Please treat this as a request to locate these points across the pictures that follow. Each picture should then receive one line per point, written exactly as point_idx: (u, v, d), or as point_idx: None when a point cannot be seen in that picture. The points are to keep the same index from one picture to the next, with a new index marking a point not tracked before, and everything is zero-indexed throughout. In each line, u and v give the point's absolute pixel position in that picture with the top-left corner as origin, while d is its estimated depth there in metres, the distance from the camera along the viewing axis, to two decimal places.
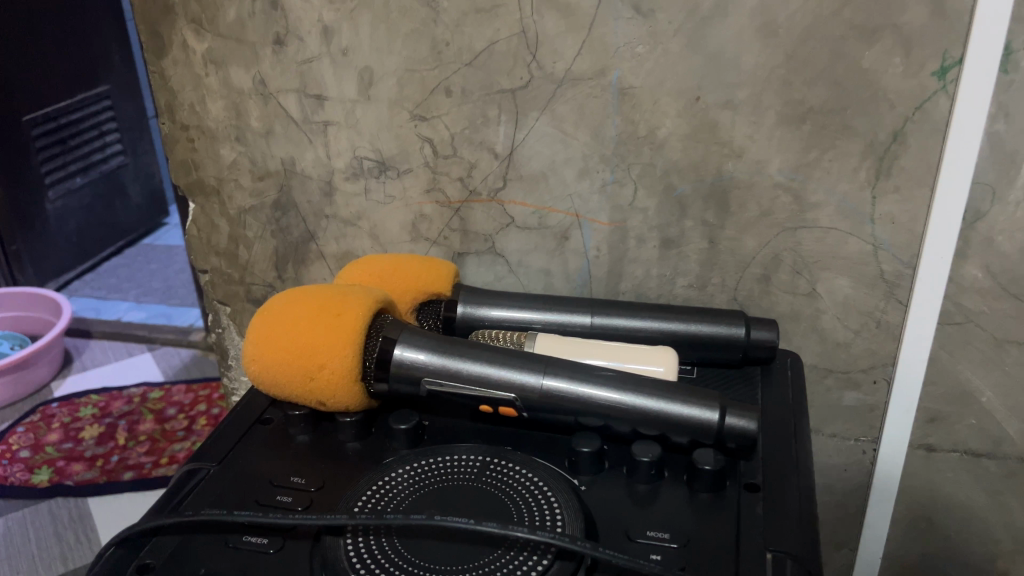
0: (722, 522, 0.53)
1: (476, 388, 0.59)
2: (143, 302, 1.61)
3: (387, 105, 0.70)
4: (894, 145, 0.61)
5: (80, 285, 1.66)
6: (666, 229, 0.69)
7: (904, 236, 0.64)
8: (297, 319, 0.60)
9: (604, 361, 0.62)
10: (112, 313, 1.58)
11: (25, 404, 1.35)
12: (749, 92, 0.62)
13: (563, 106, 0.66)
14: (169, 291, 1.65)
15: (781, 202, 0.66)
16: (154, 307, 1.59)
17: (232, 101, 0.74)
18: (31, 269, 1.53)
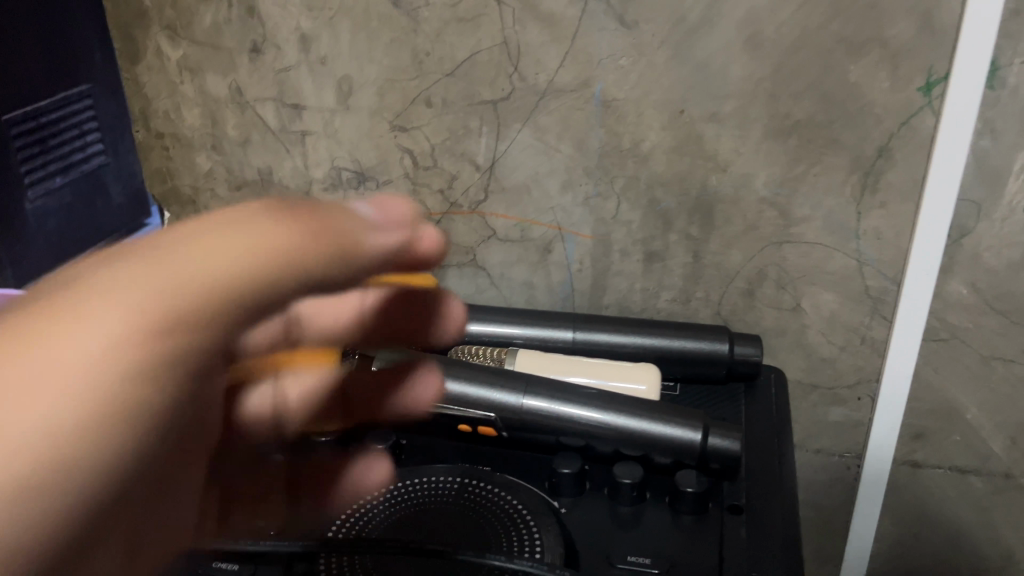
0: (704, 545, 0.52)
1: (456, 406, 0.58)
2: None
3: (367, 114, 0.68)
4: (881, 159, 0.61)
5: None
6: (650, 242, 0.68)
7: (891, 251, 0.64)
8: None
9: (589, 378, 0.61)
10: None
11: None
12: (734, 106, 0.61)
13: (546, 117, 0.65)
14: None
15: (766, 217, 0.65)
16: None
17: (209, 109, 0.72)
18: None
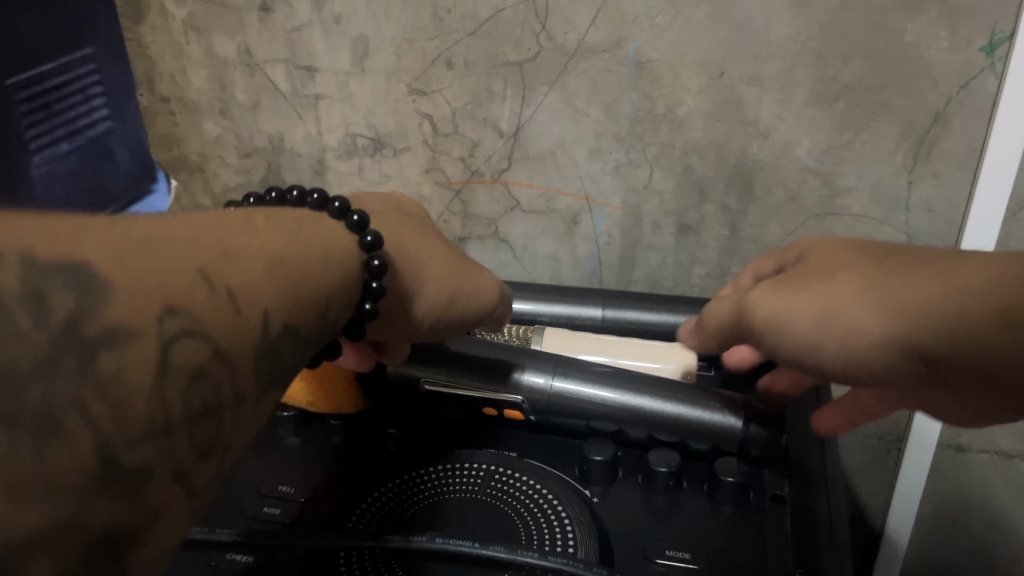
0: (747, 537, 0.49)
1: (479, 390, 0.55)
2: None
3: (383, 77, 0.64)
4: (936, 126, 0.57)
5: None
6: (684, 214, 0.64)
7: (942, 224, 0.60)
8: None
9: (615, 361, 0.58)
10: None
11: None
12: (778, 68, 0.57)
13: (574, 80, 0.61)
14: None
15: (809, 187, 0.61)
16: None
17: (216, 71, 0.68)
18: None
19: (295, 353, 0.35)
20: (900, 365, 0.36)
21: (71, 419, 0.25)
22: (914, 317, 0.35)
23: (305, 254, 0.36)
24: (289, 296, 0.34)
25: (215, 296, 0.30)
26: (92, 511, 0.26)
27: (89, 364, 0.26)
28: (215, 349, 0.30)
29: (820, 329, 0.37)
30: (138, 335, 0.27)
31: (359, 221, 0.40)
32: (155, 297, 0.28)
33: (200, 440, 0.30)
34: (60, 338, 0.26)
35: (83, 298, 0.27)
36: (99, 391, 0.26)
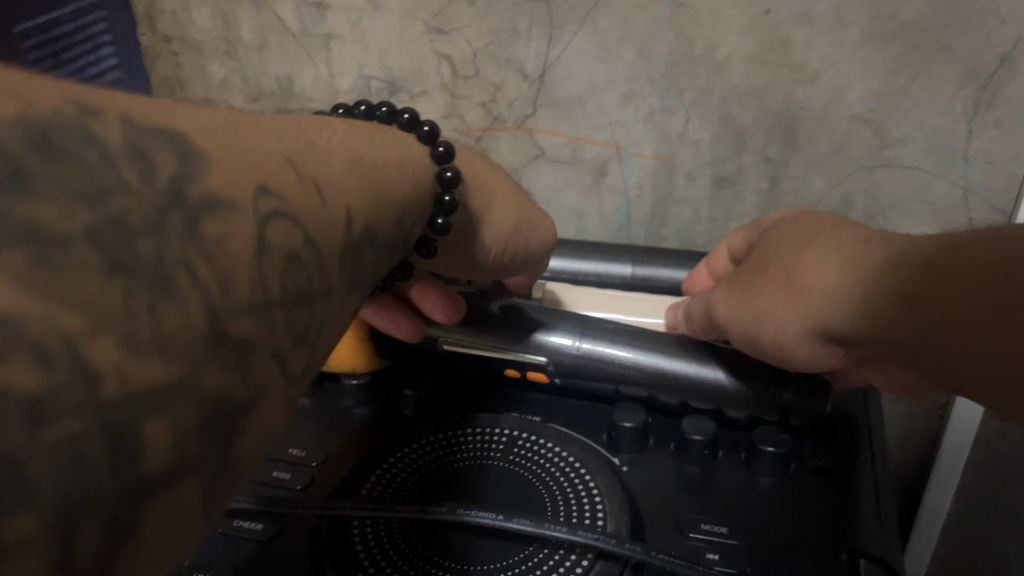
0: (789, 508, 0.46)
1: (509, 353, 0.52)
2: None
3: (400, 15, 0.60)
4: (1001, 70, 0.52)
5: None
6: (721, 165, 0.60)
7: (1003, 178, 0.55)
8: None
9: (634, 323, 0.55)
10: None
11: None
12: (830, 6, 0.52)
13: (606, 18, 0.56)
14: None
15: (858, 136, 0.57)
16: None
17: (220, 9, 0.64)
18: None
19: (373, 258, 0.32)
20: (824, 346, 0.39)
21: (184, 280, 0.22)
22: (822, 305, 0.38)
23: (385, 167, 0.34)
24: (373, 197, 0.32)
25: (306, 185, 0.28)
26: (207, 375, 0.22)
27: (195, 227, 0.23)
28: (306, 235, 0.27)
29: (756, 321, 0.42)
30: (239, 209, 0.24)
31: (441, 148, 0.40)
32: (251, 171, 0.26)
33: (296, 327, 0.26)
34: (166, 196, 0.22)
35: (184, 162, 0.23)
36: (204, 250, 0.23)
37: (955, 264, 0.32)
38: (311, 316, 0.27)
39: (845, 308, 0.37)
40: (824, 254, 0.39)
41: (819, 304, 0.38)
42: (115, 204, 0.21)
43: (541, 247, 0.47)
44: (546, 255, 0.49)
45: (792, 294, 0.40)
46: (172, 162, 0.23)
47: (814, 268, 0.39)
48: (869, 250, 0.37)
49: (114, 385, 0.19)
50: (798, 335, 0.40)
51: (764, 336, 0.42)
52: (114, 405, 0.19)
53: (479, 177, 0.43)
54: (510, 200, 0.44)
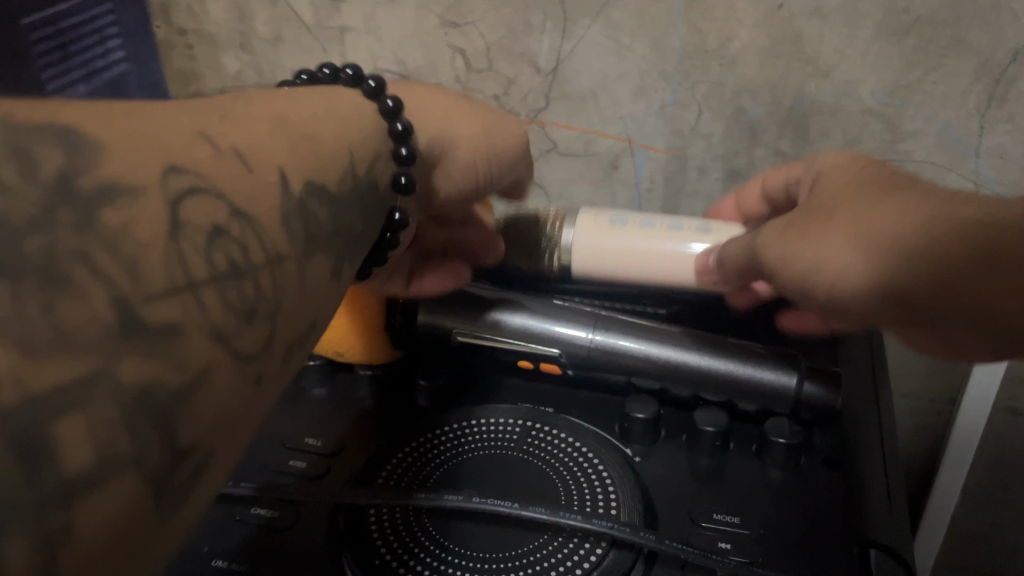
0: (800, 499, 0.46)
1: (477, 337, 0.53)
2: None
3: (414, 8, 0.60)
4: (1015, 65, 0.52)
5: None
6: (733, 158, 0.60)
7: (1015, 172, 0.55)
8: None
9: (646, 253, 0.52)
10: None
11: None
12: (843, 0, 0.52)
13: (619, 11, 0.56)
14: None
15: (870, 130, 0.57)
16: None
17: (235, 1, 0.64)
18: None
19: (322, 211, 0.33)
20: (888, 307, 0.33)
21: (81, 274, 0.22)
22: (881, 259, 0.32)
23: (320, 119, 0.35)
24: (306, 154, 0.33)
25: (223, 155, 0.29)
26: (125, 367, 0.23)
27: (92, 217, 0.23)
28: (234, 207, 0.28)
29: (791, 273, 0.37)
30: (145, 193, 0.25)
31: (388, 101, 0.40)
32: (156, 151, 0.26)
33: (240, 302, 0.27)
34: (58, 192, 0.23)
35: (75, 156, 0.24)
36: (105, 242, 0.23)
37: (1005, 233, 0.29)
38: (255, 286, 0.28)
39: (922, 267, 0.31)
40: (869, 198, 0.35)
41: (899, 262, 0.31)
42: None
43: (514, 156, 0.48)
44: (523, 162, 0.50)
45: (863, 247, 0.33)
46: (61, 157, 0.24)
47: (851, 213, 0.34)
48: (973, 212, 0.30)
49: (12, 391, 0.20)
50: (860, 294, 0.33)
51: (825, 292, 0.35)
52: (23, 410, 0.20)
53: (421, 109, 0.44)
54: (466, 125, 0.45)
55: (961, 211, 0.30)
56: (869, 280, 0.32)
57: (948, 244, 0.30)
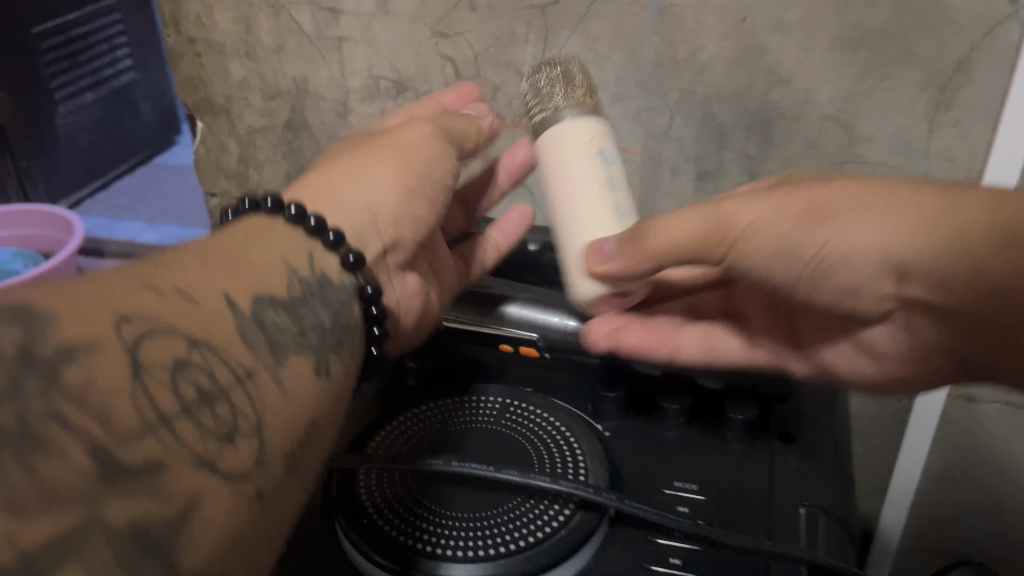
0: (755, 468, 0.50)
1: (484, 326, 0.57)
2: (144, 215, 1.38)
3: (408, 20, 0.65)
4: (958, 74, 0.56)
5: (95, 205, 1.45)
6: (703, 161, 0.65)
7: (961, 174, 0.60)
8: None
9: (560, 176, 0.48)
10: (124, 233, 1.31)
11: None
12: (802, 14, 0.57)
13: (597, 24, 0.61)
14: (179, 210, 1.40)
15: (830, 135, 0.61)
16: (163, 225, 1.34)
17: (242, 13, 0.68)
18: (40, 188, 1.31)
19: (278, 314, 0.38)
20: (879, 267, 0.38)
21: (56, 432, 0.27)
22: (930, 239, 0.36)
23: (244, 244, 0.40)
24: (242, 279, 0.38)
25: (168, 296, 0.33)
26: (112, 509, 0.27)
27: (58, 377, 0.28)
28: (189, 339, 0.33)
29: (772, 228, 0.40)
30: (102, 347, 0.29)
31: (292, 208, 0.43)
32: (105, 309, 0.31)
33: (219, 427, 0.32)
34: (13, 364, 0.27)
35: (29, 329, 0.28)
36: (72, 398, 0.28)
37: None
38: (229, 406, 0.33)
39: (936, 236, 0.36)
40: (894, 181, 0.38)
41: (910, 229, 0.36)
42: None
43: (426, 159, 0.50)
44: (440, 164, 0.50)
45: (868, 212, 0.37)
46: (16, 332, 0.28)
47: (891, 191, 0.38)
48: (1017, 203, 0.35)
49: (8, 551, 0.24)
50: (862, 252, 0.38)
51: (819, 245, 0.39)
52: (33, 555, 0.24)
53: (335, 189, 0.47)
54: (369, 182, 0.48)
55: (970, 196, 0.36)
56: (874, 241, 0.37)
57: (964, 223, 0.35)
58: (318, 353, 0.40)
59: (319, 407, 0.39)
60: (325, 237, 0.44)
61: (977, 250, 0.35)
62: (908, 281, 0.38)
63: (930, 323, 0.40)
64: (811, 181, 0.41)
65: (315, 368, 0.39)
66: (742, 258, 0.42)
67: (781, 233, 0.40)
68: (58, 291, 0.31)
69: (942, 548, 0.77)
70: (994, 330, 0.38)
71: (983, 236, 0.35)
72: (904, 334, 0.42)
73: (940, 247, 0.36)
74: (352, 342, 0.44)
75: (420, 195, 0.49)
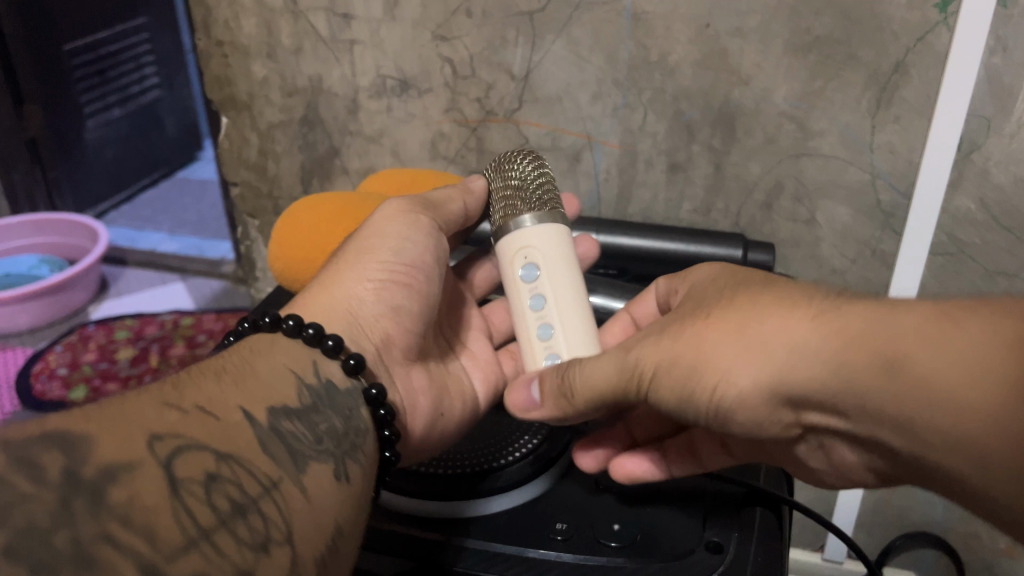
0: None
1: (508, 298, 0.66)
2: (177, 234, 1.43)
3: (411, 24, 0.73)
4: (896, 75, 0.63)
5: (116, 216, 1.50)
6: (674, 153, 0.72)
7: (903, 166, 0.67)
8: (400, 188, 0.71)
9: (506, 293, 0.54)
10: (146, 242, 1.40)
11: (54, 328, 1.18)
12: (759, 21, 0.64)
13: (579, 29, 0.69)
14: (202, 225, 1.47)
15: (785, 130, 0.68)
16: (185, 239, 1.41)
17: (265, 19, 0.76)
18: (70, 198, 1.38)
19: (294, 424, 0.45)
20: (774, 398, 0.41)
21: (108, 553, 0.31)
22: (804, 369, 0.38)
23: (256, 365, 0.47)
24: (256, 400, 0.44)
25: (191, 417, 0.40)
26: None
27: (102, 502, 0.33)
28: (218, 454, 0.39)
29: (671, 368, 0.43)
30: (140, 465, 0.35)
31: (309, 329, 0.50)
32: (139, 433, 0.37)
33: (252, 538, 0.38)
34: (65, 486, 0.33)
35: (74, 459, 0.34)
36: (120, 519, 0.33)
37: (926, 336, 0.35)
38: (260, 516, 0.39)
39: (817, 368, 0.38)
40: (760, 309, 0.41)
41: (790, 366, 0.39)
42: (21, 514, 0.31)
43: (396, 242, 0.56)
44: (413, 238, 0.56)
45: (751, 351, 0.40)
46: (61, 458, 0.33)
47: (763, 329, 0.40)
48: (864, 323, 0.38)
49: None
50: (753, 391, 0.41)
51: (714, 387, 0.42)
52: None
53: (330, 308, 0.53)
54: (347, 291, 0.54)
55: (846, 320, 0.38)
56: (767, 377, 0.40)
57: (832, 354, 0.38)
58: (334, 459, 0.46)
59: (341, 513, 0.44)
60: (324, 345, 0.50)
61: (856, 378, 0.37)
62: (807, 409, 0.41)
63: (852, 446, 0.43)
64: (695, 317, 0.45)
65: (335, 475, 0.45)
66: (654, 400, 0.45)
67: (682, 376, 0.43)
68: (108, 419, 0.37)
69: (897, 517, 0.83)
70: (908, 458, 0.38)
71: (864, 361, 0.37)
72: (832, 450, 0.45)
73: (826, 380, 0.38)
74: (365, 442, 0.49)
75: (404, 291, 0.56)
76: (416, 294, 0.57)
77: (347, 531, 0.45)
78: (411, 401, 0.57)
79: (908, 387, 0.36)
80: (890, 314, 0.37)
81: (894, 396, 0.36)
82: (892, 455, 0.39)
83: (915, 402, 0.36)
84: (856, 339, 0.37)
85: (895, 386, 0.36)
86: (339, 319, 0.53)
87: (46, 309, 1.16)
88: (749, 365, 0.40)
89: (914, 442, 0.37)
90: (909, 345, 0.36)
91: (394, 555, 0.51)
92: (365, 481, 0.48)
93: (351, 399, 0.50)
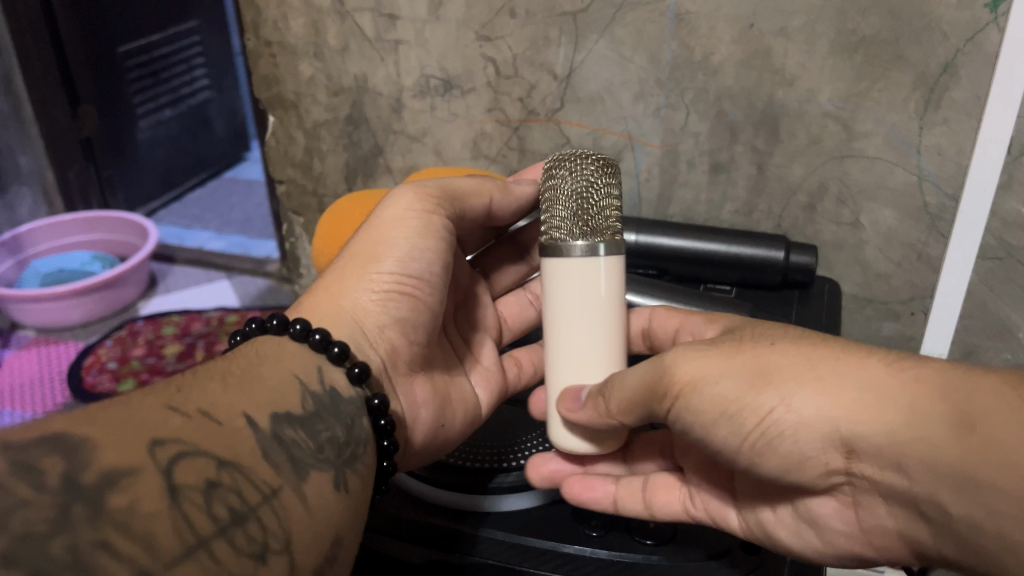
0: None
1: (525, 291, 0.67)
2: (222, 232, 1.46)
3: (455, 24, 0.74)
4: (945, 76, 0.62)
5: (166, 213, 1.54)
6: (716, 153, 0.72)
7: (951, 168, 0.66)
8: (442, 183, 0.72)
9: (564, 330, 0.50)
10: (194, 240, 1.43)
11: (104, 323, 1.21)
12: (803, 21, 0.64)
13: (622, 29, 0.69)
14: (248, 224, 1.50)
15: (830, 131, 0.68)
16: (232, 237, 1.44)
17: (312, 19, 0.78)
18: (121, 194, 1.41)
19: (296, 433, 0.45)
20: (828, 436, 0.41)
21: (103, 559, 0.32)
22: (877, 411, 0.39)
23: (260, 365, 0.47)
24: (262, 400, 0.45)
25: (192, 421, 0.40)
26: None
27: (99, 509, 0.34)
28: (218, 460, 0.40)
29: (726, 387, 0.43)
30: (140, 472, 0.36)
31: (318, 336, 0.50)
32: (141, 436, 0.37)
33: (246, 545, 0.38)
34: (64, 493, 0.33)
35: (71, 462, 0.35)
36: (116, 525, 0.34)
37: (1005, 402, 0.37)
38: (258, 525, 0.39)
39: (887, 412, 0.39)
40: (826, 352, 0.42)
41: (860, 406, 0.40)
42: (17, 522, 0.31)
43: (408, 252, 0.55)
44: (422, 244, 0.55)
45: (818, 384, 0.41)
46: (61, 463, 0.34)
47: (833, 367, 0.41)
48: (937, 379, 0.39)
49: None
50: (813, 423, 0.41)
51: (770, 411, 0.41)
52: None
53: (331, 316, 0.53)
54: (354, 298, 0.54)
55: (921, 373, 0.40)
56: (831, 412, 0.40)
57: (908, 403, 0.39)
58: (334, 469, 0.46)
59: (339, 523, 0.45)
60: (330, 352, 0.50)
61: (926, 431, 0.38)
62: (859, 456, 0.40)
63: (885, 503, 0.42)
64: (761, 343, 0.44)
65: (334, 484, 0.45)
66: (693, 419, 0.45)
67: (737, 400, 0.42)
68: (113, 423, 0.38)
69: None
70: (947, 516, 0.38)
71: (939, 416, 0.38)
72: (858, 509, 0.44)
73: (895, 426, 0.39)
74: (365, 454, 0.49)
75: (411, 294, 0.55)
76: (426, 302, 0.56)
77: (345, 543, 0.45)
78: (412, 412, 0.56)
79: (984, 444, 0.36)
80: (968, 375, 0.39)
81: (961, 455, 0.37)
82: (925, 509, 0.39)
83: (985, 464, 0.36)
84: (940, 393, 0.38)
85: (964, 444, 0.37)
86: (343, 327, 0.53)
87: (98, 304, 1.19)
88: (812, 395, 0.41)
89: (966, 501, 0.37)
90: (987, 403, 0.37)
91: (410, 541, 0.51)
92: (363, 492, 0.48)
93: (355, 406, 0.50)
